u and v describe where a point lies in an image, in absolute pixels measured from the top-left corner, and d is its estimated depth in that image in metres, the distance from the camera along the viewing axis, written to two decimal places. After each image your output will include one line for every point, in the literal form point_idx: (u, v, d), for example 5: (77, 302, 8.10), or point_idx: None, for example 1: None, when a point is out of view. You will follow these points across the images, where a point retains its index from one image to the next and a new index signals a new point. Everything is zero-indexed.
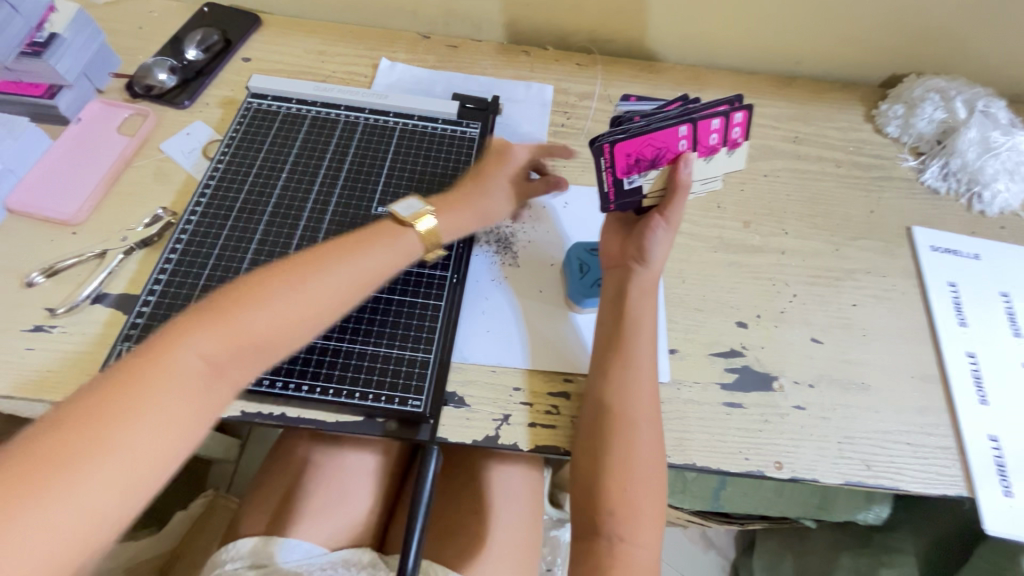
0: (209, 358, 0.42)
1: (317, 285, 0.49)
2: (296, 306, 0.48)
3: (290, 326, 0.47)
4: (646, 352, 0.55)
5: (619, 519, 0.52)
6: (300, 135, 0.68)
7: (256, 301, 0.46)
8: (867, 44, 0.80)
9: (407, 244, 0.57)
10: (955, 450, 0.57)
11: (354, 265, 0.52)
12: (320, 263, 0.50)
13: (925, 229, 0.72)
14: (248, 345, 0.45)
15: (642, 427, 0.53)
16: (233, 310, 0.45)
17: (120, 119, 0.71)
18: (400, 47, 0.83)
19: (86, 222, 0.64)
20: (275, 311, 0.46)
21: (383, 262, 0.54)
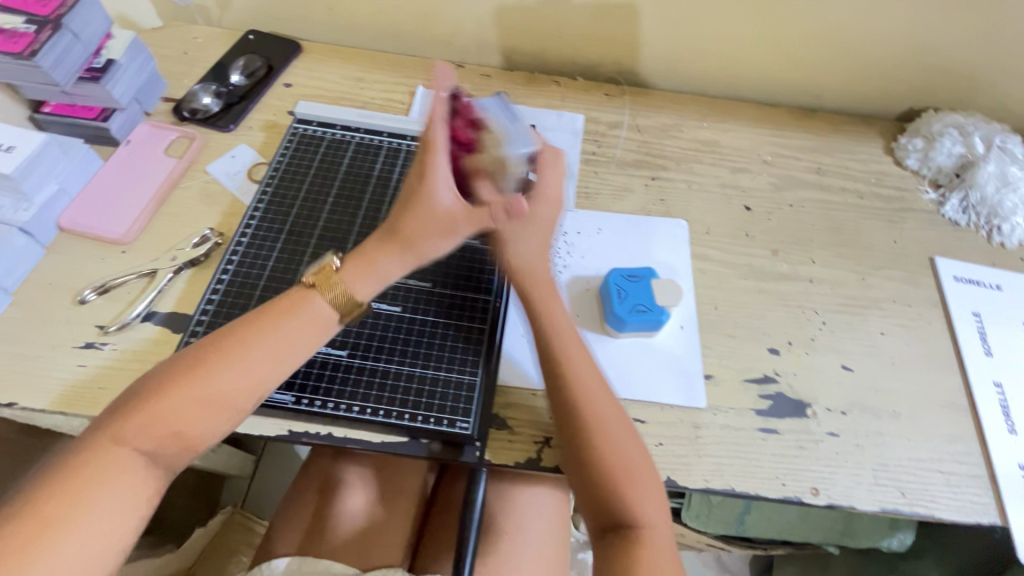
0: (143, 448, 0.45)
1: (237, 367, 0.48)
2: (214, 390, 0.47)
3: (212, 405, 0.47)
4: (563, 326, 0.56)
5: (622, 498, 0.50)
6: (345, 160, 0.71)
7: (175, 388, 0.46)
8: (887, 80, 0.83)
9: (327, 309, 0.52)
10: (987, 479, 0.58)
11: (275, 338, 0.50)
12: (241, 340, 0.49)
13: (948, 259, 0.74)
14: (178, 433, 0.46)
15: (600, 397, 0.53)
16: (154, 398, 0.46)
17: (167, 142, 0.74)
18: (436, 75, 0.86)
19: (135, 242, 0.66)
20: (185, 397, 0.46)
21: (304, 332, 0.51)
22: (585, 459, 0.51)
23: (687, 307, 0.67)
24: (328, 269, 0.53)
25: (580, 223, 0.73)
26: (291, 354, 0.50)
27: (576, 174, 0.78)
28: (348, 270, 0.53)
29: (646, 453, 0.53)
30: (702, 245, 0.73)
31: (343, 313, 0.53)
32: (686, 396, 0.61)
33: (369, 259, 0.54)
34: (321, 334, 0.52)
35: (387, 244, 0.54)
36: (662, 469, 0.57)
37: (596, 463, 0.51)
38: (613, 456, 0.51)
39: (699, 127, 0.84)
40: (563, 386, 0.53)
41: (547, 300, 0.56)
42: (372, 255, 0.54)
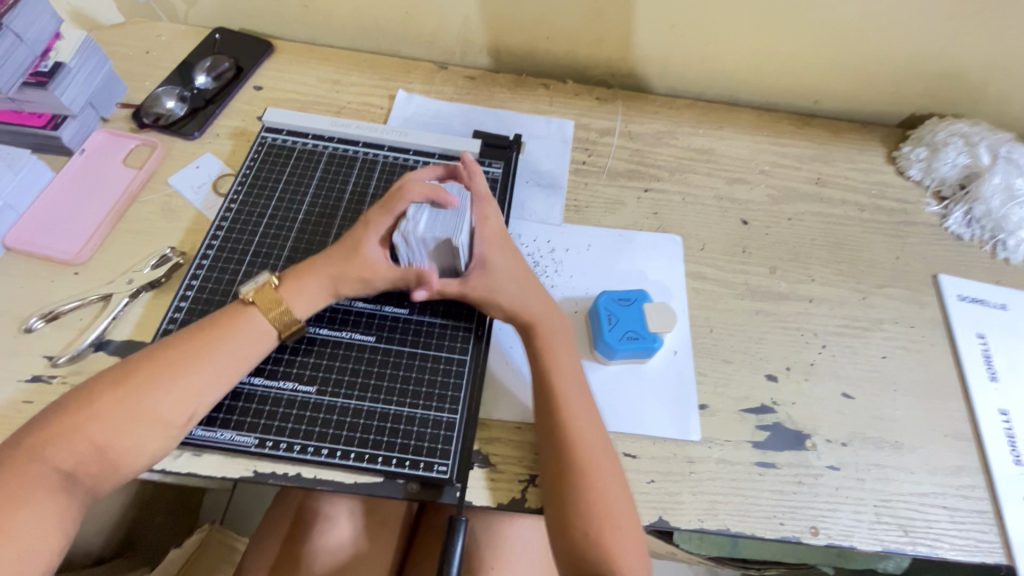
0: (63, 469, 0.44)
1: (167, 391, 0.47)
2: (139, 415, 0.46)
3: (150, 420, 0.46)
4: (564, 367, 0.54)
5: (604, 546, 0.48)
6: (317, 173, 0.66)
7: (99, 411, 0.45)
8: (890, 86, 0.79)
9: (262, 326, 0.52)
10: (992, 515, 0.56)
11: (208, 360, 0.49)
12: (169, 362, 0.48)
13: (952, 277, 0.71)
14: (103, 457, 0.45)
15: (595, 446, 0.51)
16: (78, 421, 0.45)
17: (126, 151, 0.68)
18: (418, 77, 0.81)
19: (89, 262, 0.61)
20: (127, 409, 0.45)
21: (237, 353, 0.50)
22: (569, 504, 0.49)
23: (681, 331, 0.63)
24: (267, 287, 0.53)
25: (569, 239, 0.69)
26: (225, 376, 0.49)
27: (564, 184, 0.73)
28: (286, 290, 0.53)
29: (632, 501, 0.51)
30: (697, 262, 0.69)
31: (282, 330, 0.52)
32: (679, 428, 0.57)
33: (297, 283, 0.53)
34: (255, 354, 0.51)
35: (318, 273, 0.54)
36: (654, 509, 0.53)
37: (580, 508, 0.49)
38: (598, 504, 0.49)
39: (694, 135, 0.80)
40: (556, 426, 0.51)
41: (547, 339, 0.55)
42: (303, 280, 0.53)
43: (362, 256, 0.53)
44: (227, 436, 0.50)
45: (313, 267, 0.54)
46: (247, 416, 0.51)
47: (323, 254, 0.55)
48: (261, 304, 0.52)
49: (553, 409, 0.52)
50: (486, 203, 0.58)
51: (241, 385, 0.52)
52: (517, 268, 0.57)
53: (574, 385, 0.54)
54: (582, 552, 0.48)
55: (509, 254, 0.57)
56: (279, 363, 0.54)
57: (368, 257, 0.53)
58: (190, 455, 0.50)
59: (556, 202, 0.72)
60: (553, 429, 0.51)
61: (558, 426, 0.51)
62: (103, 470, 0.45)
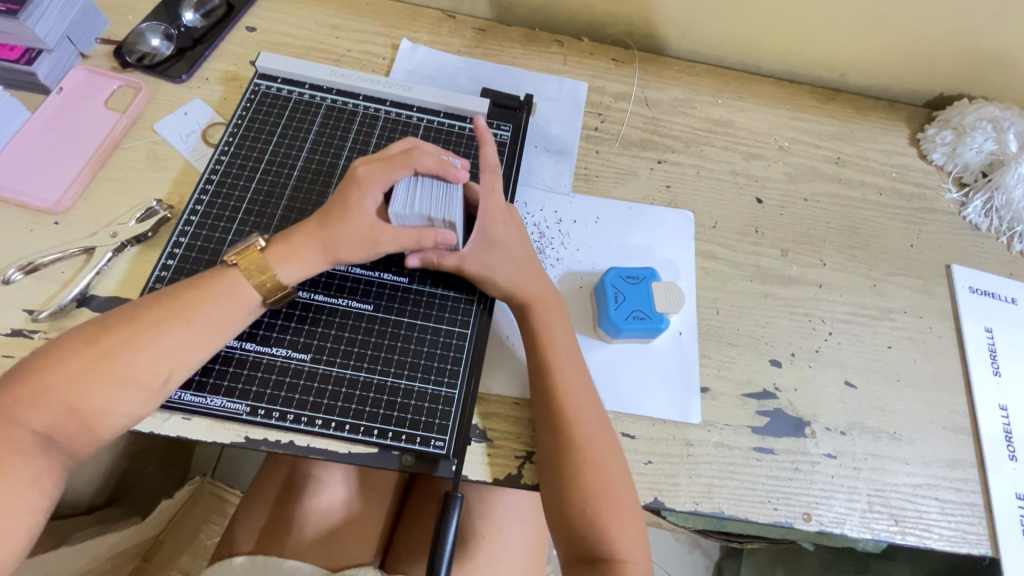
0: (39, 431, 0.42)
1: (146, 355, 0.45)
2: (117, 377, 0.44)
3: (128, 386, 0.44)
4: (562, 347, 0.53)
5: (601, 525, 0.48)
6: (313, 127, 0.62)
7: (73, 373, 0.43)
8: (923, 62, 0.75)
9: (245, 292, 0.49)
10: (982, 508, 0.56)
11: (189, 325, 0.46)
12: (148, 325, 0.45)
13: (965, 268, 0.69)
14: (82, 419, 0.43)
15: (592, 427, 0.50)
16: (51, 383, 0.43)
17: (107, 92, 0.64)
18: (423, 26, 0.76)
19: (71, 211, 0.57)
20: (103, 373, 0.44)
21: (219, 320, 0.47)
22: (565, 483, 0.48)
23: (688, 312, 0.62)
24: (252, 250, 0.50)
25: (577, 210, 0.66)
26: (208, 340, 0.47)
27: (572, 151, 0.70)
28: (272, 254, 0.50)
29: (630, 482, 0.50)
30: (707, 241, 0.67)
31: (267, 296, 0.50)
32: (679, 410, 0.56)
33: (286, 251, 0.50)
34: (239, 320, 0.49)
35: (310, 238, 0.50)
36: (649, 489, 0.53)
37: (577, 490, 0.48)
38: (596, 486, 0.48)
39: (713, 104, 0.76)
40: (553, 407, 0.50)
41: (544, 317, 0.53)
42: (293, 251, 0.50)
43: (356, 219, 0.49)
44: (217, 402, 0.49)
45: (304, 229, 0.50)
46: (238, 383, 0.50)
47: (315, 217, 0.51)
48: (255, 272, 0.49)
49: (549, 389, 0.51)
50: (493, 175, 0.54)
51: (231, 349, 0.50)
52: (519, 248, 0.55)
53: (572, 364, 0.52)
54: (579, 532, 0.48)
55: (513, 230, 0.55)
56: (272, 328, 0.52)
57: (367, 221, 0.49)
58: (181, 418, 0.49)
59: (564, 170, 0.68)
60: (551, 408, 0.50)
61: (556, 406, 0.50)
62: (82, 431, 0.44)
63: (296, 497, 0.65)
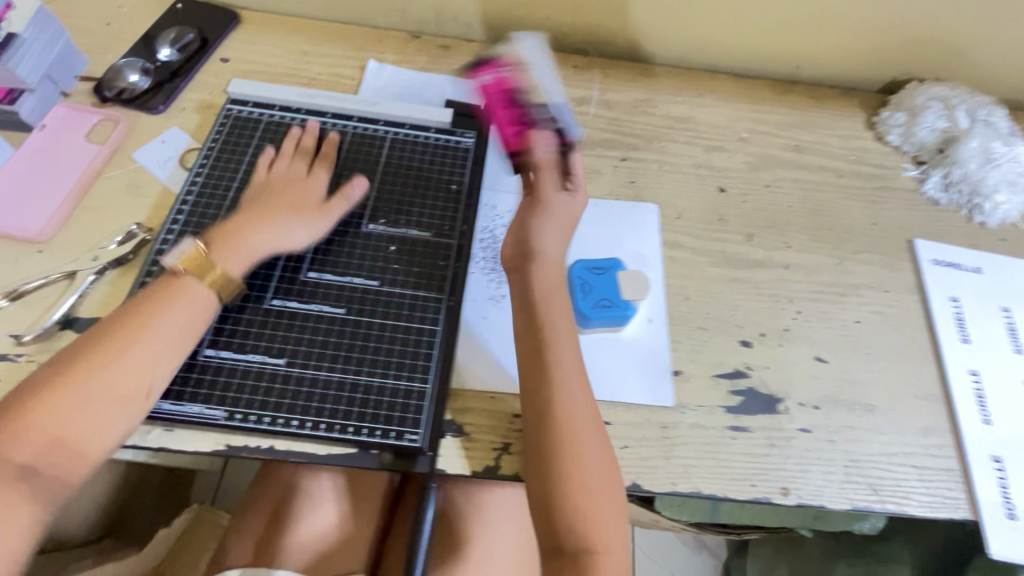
0: (23, 463, 0.42)
1: (115, 369, 0.46)
2: (91, 394, 0.44)
3: (106, 407, 0.45)
4: (566, 353, 0.53)
5: (583, 523, 0.48)
6: (284, 145, 0.65)
7: (49, 400, 0.43)
8: (871, 49, 0.78)
9: (200, 292, 0.51)
10: (959, 472, 0.57)
11: (156, 330, 0.48)
12: (115, 339, 0.47)
13: (927, 241, 0.71)
14: (65, 446, 0.43)
15: (581, 426, 0.50)
16: (30, 415, 0.42)
17: (88, 126, 0.67)
18: (389, 47, 0.79)
19: (54, 240, 0.60)
20: (79, 400, 0.44)
21: (186, 322, 0.49)
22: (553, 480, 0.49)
23: (656, 299, 0.63)
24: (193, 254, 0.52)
25: None
26: (180, 345, 0.49)
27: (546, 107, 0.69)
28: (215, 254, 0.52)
29: (619, 482, 0.50)
30: (673, 231, 0.69)
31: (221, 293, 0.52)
32: (653, 395, 0.58)
33: (226, 242, 0.54)
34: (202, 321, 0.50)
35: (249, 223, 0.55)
36: (626, 473, 0.54)
37: (558, 484, 0.49)
38: (583, 486, 0.48)
39: (672, 102, 0.79)
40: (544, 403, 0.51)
41: (550, 317, 0.54)
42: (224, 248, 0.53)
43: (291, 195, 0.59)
44: (195, 410, 0.50)
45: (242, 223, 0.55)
46: (216, 390, 0.51)
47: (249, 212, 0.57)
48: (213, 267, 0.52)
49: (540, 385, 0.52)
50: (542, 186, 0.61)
51: (208, 359, 0.52)
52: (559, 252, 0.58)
53: (574, 365, 0.53)
54: (556, 524, 0.48)
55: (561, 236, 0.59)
56: (247, 337, 0.53)
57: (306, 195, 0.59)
58: (162, 429, 0.50)
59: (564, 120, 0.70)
60: (545, 408, 0.51)
61: (553, 407, 0.50)
62: (68, 459, 0.43)
63: (289, 509, 0.66)
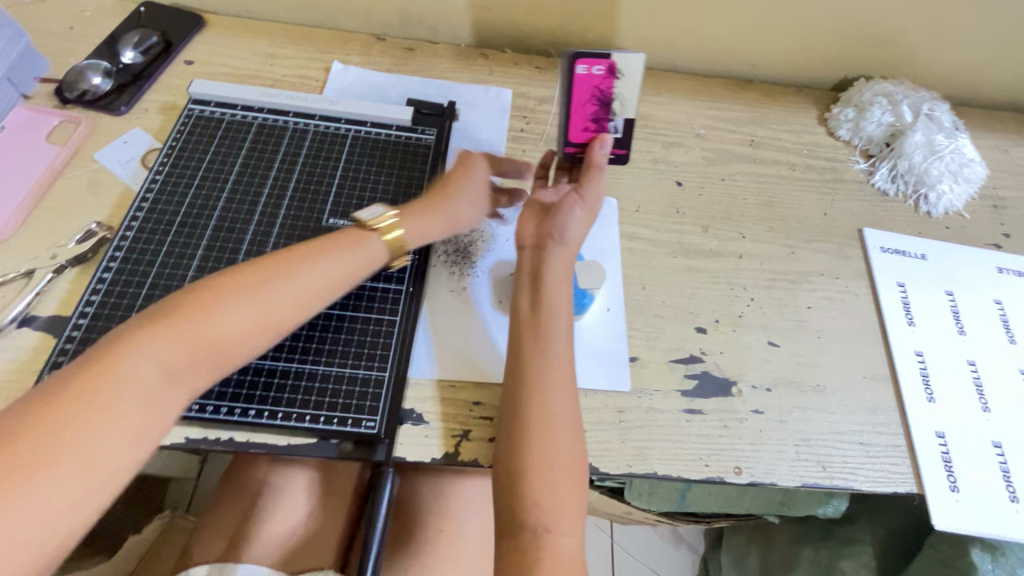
0: (166, 380, 0.44)
1: (234, 319, 0.47)
2: (213, 340, 0.46)
3: (233, 343, 0.47)
4: (558, 334, 0.54)
5: (542, 498, 0.49)
6: (245, 143, 0.66)
7: (171, 333, 0.44)
8: (819, 48, 0.81)
9: (341, 276, 0.54)
10: (905, 448, 0.59)
11: (271, 295, 0.49)
12: (216, 297, 0.47)
13: (876, 230, 0.73)
14: (184, 375, 0.45)
15: (559, 408, 0.52)
16: (157, 338, 0.44)
17: (49, 127, 0.67)
18: (354, 49, 0.81)
19: (13, 239, 0.60)
20: (226, 329, 0.46)
21: (303, 295, 0.51)
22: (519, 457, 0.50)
23: (614, 289, 0.65)
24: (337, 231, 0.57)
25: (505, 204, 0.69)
26: (293, 312, 0.50)
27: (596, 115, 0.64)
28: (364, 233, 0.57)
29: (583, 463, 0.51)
30: (631, 223, 0.70)
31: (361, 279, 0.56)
32: (610, 381, 0.59)
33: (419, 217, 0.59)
34: (357, 277, 0.55)
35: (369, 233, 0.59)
36: None
37: (526, 461, 0.50)
38: (548, 464, 0.50)
39: None
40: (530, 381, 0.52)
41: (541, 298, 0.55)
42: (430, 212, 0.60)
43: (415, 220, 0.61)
44: None
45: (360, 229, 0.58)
46: None
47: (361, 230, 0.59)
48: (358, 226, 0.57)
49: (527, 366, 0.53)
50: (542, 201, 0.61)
51: None
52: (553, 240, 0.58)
53: (564, 349, 0.54)
54: (518, 501, 0.49)
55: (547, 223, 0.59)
56: None
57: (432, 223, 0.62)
58: None
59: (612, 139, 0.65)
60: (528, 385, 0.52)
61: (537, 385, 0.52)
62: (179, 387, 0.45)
63: (259, 505, 0.66)
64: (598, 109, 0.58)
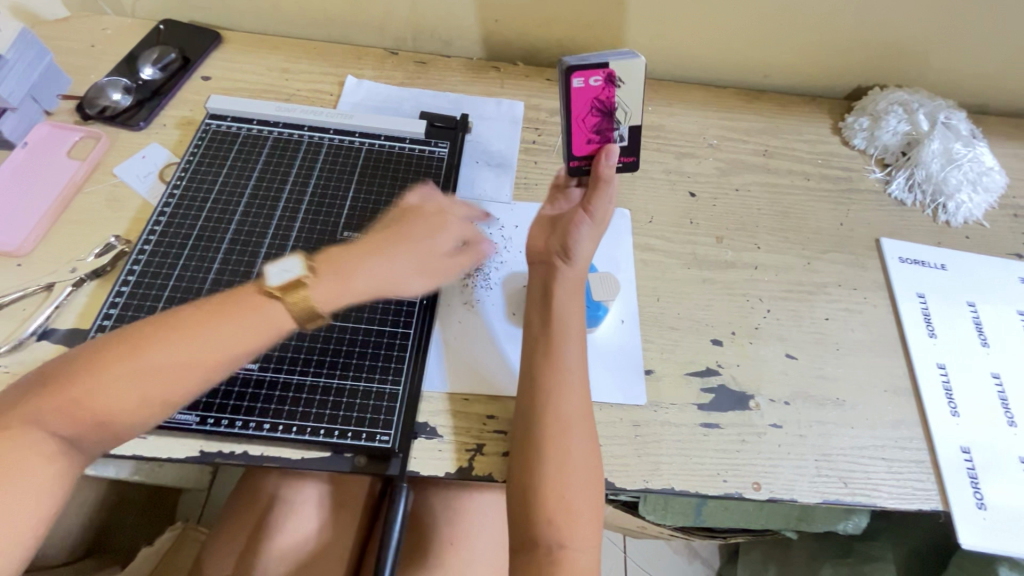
0: (61, 436, 0.42)
1: (130, 376, 0.43)
2: (117, 392, 0.43)
3: (134, 403, 0.43)
4: (570, 349, 0.54)
5: (555, 512, 0.48)
6: (261, 157, 0.66)
7: (72, 387, 0.42)
8: (833, 57, 0.80)
9: (256, 326, 0.48)
10: (929, 464, 0.57)
11: (143, 367, 0.43)
12: (86, 373, 0.43)
13: (894, 240, 0.72)
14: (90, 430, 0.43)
15: (574, 422, 0.51)
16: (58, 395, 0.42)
17: (69, 143, 0.68)
18: (367, 63, 0.81)
19: (33, 253, 0.61)
20: (116, 389, 0.43)
21: (215, 349, 0.46)
22: (531, 472, 0.50)
23: (628, 300, 0.64)
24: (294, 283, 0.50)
25: (518, 216, 0.69)
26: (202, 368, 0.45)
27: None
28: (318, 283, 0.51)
29: (599, 478, 0.51)
30: (644, 234, 0.70)
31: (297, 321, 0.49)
32: (626, 394, 0.58)
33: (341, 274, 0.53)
34: (256, 345, 0.48)
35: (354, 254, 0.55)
36: None
37: (540, 476, 0.49)
38: (561, 478, 0.49)
39: (643, 112, 0.82)
40: (543, 394, 0.52)
41: (557, 311, 0.55)
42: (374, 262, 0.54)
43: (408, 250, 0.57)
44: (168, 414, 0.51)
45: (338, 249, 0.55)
46: None
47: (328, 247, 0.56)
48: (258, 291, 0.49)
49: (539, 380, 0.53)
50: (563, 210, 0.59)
51: None
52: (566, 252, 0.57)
53: (578, 362, 0.54)
54: (533, 517, 0.49)
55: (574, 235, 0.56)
56: None
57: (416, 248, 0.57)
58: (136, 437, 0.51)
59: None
60: (540, 399, 0.52)
61: (551, 400, 0.52)
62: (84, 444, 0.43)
63: (270, 518, 0.66)
64: (599, 121, 0.54)
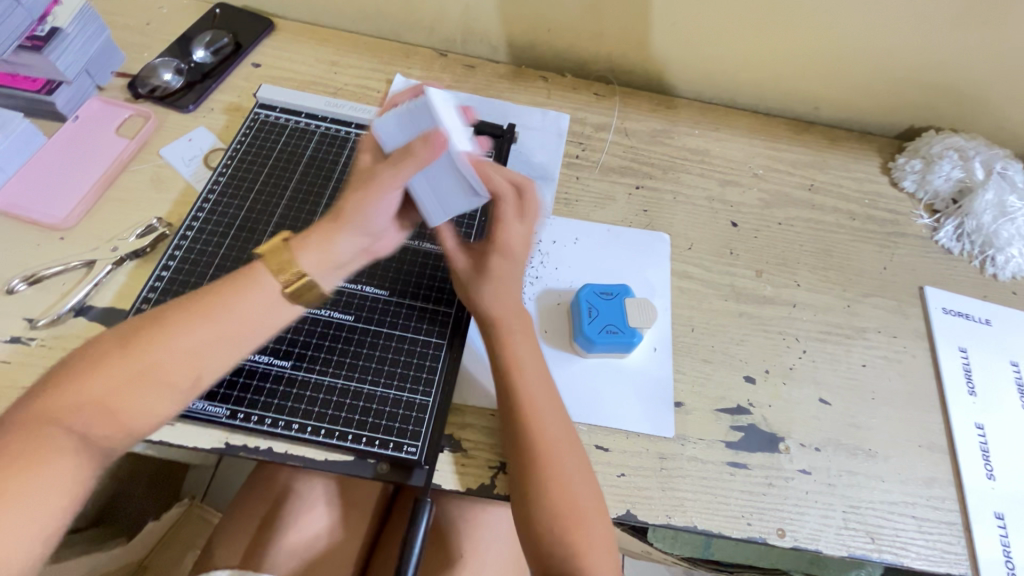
0: (78, 429, 0.40)
1: (163, 347, 0.42)
2: (121, 377, 0.41)
3: (176, 371, 0.43)
4: (530, 365, 0.53)
5: (567, 537, 0.48)
6: (307, 151, 0.66)
7: (104, 367, 0.41)
8: (891, 94, 0.78)
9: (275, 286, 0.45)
10: (960, 527, 0.56)
11: (91, 389, 0.40)
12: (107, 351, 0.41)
13: (937, 289, 0.71)
14: (117, 417, 0.41)
15: (556, 441, 0.50)
16: (63, 394, 0.40)
17: (119, 120, 0.69)
18: (416, 62, 0.81)
19: (75, 228, 0.61)
20: (174, 345, 0.42)
21: (254, 314, 0.44)
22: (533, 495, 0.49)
23: (662, 329, 0.63)
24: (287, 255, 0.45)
25: (556, 232, 0.69)
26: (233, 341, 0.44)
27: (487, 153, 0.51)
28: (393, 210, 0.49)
29: (601, 498, 0.50)
30: (683, 261, 0.69)
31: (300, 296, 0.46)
32: (654, 425, 0.57)
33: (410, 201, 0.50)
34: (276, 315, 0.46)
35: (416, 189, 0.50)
36: (621, 502, 0.54)
37: (544, 500, 0.48)
38: (562, 501, 0.48)
39: (690, 135, 0.80)
40: (517, 413, 0.51)
41: (513, 328, 0.54)
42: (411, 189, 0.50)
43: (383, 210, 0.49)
44: (199, 405, 0.51)
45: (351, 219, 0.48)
46: (220, 388, 0.52)
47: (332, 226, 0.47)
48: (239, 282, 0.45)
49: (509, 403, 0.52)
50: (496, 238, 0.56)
51: None
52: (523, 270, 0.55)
53: (542, 380, 0.53)
54: (544, 544, 0.48)
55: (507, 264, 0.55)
56: None
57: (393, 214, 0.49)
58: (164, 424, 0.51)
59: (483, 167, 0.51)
60: (517, 421, 0.51)
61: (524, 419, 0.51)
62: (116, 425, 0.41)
63: (281, 510, 0.65)
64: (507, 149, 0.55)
